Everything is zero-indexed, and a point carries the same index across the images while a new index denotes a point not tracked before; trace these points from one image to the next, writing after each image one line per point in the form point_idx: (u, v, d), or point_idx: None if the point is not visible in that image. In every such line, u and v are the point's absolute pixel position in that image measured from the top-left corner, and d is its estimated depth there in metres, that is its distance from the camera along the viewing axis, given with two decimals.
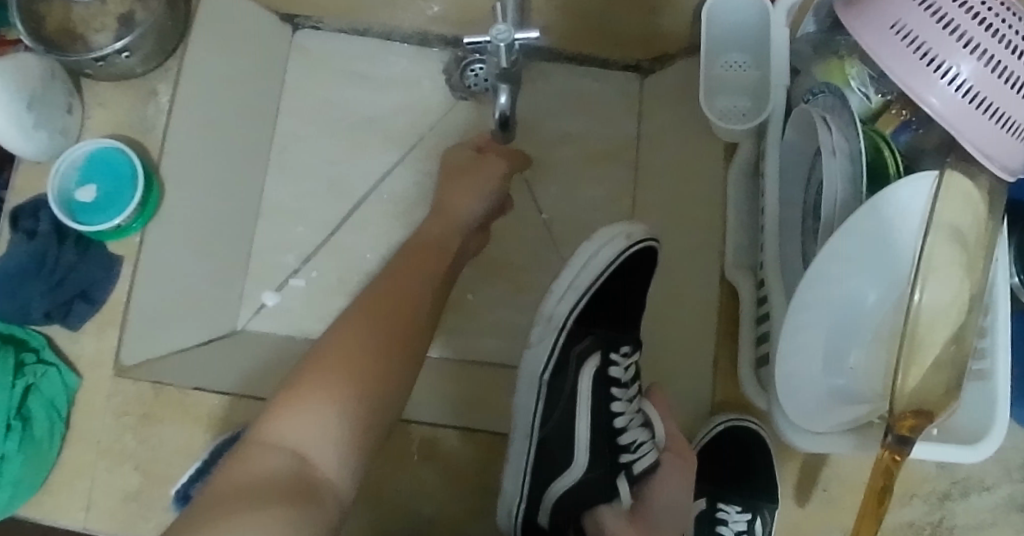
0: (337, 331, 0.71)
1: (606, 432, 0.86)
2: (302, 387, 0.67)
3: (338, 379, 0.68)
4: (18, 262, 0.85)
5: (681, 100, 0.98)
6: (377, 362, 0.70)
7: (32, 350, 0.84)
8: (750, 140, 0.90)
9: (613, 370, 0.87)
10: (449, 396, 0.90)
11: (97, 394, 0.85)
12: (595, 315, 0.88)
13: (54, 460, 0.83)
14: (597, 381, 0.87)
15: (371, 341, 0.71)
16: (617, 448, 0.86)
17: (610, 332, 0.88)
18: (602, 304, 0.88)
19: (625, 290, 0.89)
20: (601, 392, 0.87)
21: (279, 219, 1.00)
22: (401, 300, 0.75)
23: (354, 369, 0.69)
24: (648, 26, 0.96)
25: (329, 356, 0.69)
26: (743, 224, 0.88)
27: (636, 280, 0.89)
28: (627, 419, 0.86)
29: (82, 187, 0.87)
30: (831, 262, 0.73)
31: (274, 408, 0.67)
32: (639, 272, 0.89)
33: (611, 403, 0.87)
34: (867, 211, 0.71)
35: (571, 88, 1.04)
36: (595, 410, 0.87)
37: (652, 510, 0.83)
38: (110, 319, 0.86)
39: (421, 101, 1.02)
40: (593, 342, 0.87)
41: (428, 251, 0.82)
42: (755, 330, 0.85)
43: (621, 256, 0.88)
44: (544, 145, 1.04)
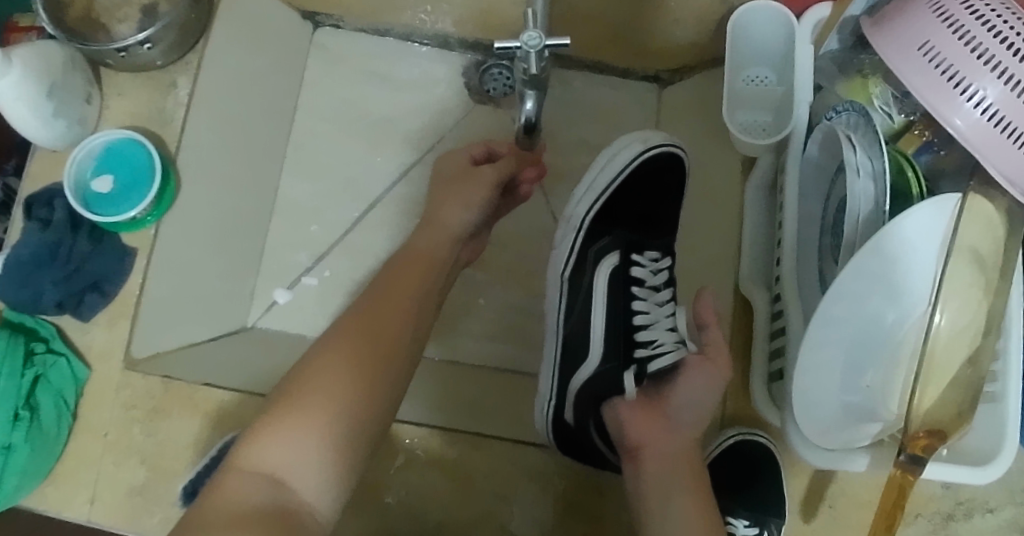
0: (309, 362, 0.70)
1: (625, 330, 0.87)
2: (279, 417, 0.67)
3: (312, 406, 0.67)
4: (32, 249, 0.85)
5: (700, 113, 0.98)
6: (353, 395, 0.68)
7: (42, 339, 0.84)
8: (769, 155, 0.89)
9: (637, 269, 0.90)
10: (458, 401, 0.90)
11: (106, 387, 0.85)
12: (614, 215, 0.92)
13: (60, 451, 0.83)
14: (619, 278, 0.89)
15: (347, 372, 0.69)
16: (633, 344, 0.87)
17: (633, 233, 0.91)
18: (624, 205, 0.92)
19: (645, 192, 0.92)
20: (622, 289, 0.89)
21: (291, 217, 0.99)
22: (377, 333, 0.72)
23: (333, 401, 0.68)
24: (670, 40, 0.96)
25: (305, 385, 0.68)
26: (760, 240, 0.89)
27: (658, 183, 0.92)
28: (649, 317, 0.88)
29: (100, 178, 0.86)
30: (851, 279, 0.73)
31: (253, 430, 0.67)
32: (663, 174, 0.92)
33: (633, 300, 0.89)
34: (888, 231, 0.72)
35: (590, 96, 1.03)
36: (615, 307, 0.88)
37: (671, 407, 0.83)
38: (120, 312, 0.86)
39: (440, 103, 1.01)
40: (613, 240, 0.90)
41: (419, 276, 0.77)
42: (768, 345, 0.86)
43: (642, 156, 0.91)
44: (561, 151, 1.03)
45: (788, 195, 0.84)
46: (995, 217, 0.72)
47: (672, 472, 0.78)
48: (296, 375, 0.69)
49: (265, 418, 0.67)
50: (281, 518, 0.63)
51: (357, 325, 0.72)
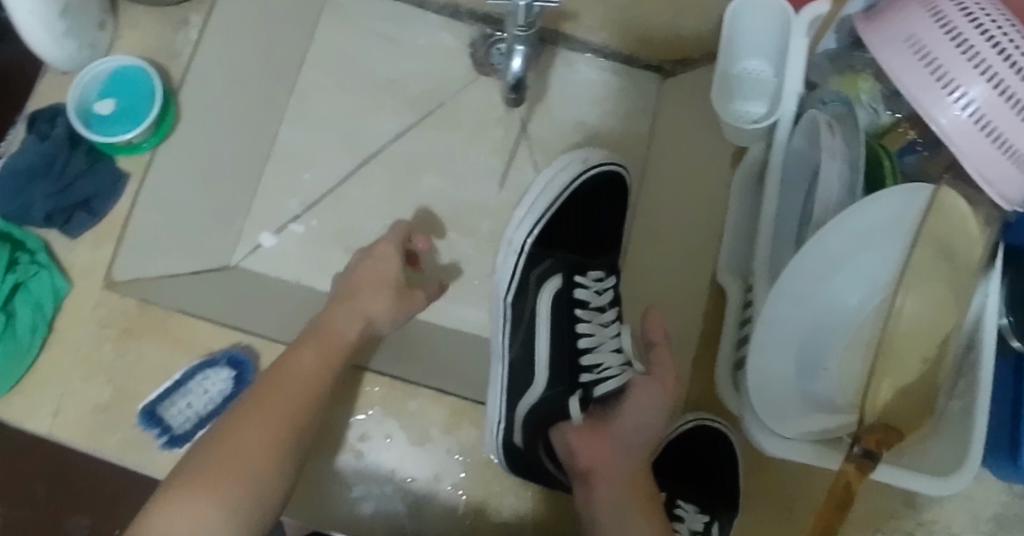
0: (243, 404, 0.73)
1: (568, 351, 0.85)
2: (207, 472, 0.69)
3: (216, 490, 0.69)
4: (29, 161, 0.87)
5: (694, 104, 0.99)
6: (270, 447, 0.72)
7: (27, 251, 0.86)
8: (760, 145, 0.90)
9: (580, 291, 0.87)
10: (424, 360, 0.92)
11: (84, 303, 0.86)
12: (556, 238, 0.88)
13: (31, 362, 0.84)
14: (562, 301, 0.86)
15: (277, 418, 0.73)
16: (578, 368, 0.85)
17: (575, 256, 0.88)
18: (567, 225, 0.89)
19: (591, 212, 0.90)
20: (565, 313, 0.86)
21: (285, 164, 0.99)
22: (303, 372, 0.76)
23: (252, 457, 0.71)
24: (674, 30, 0.97)
25: (229, 434, 0.71)
26: (740, 230, 0.89)
27: (606, 199, 0.91)
28: (593, 339, 0.86)
29: (103, 100, 0.89)
30: (817, 253, 0.75)
31: (156, 500, 0.68)
32: (608, 191, 0.91)
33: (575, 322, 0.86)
34: (832, 228, 0.74)
35: (593, 80, 1.03)
36: (558, 330, 0.86)
37: (621, 429, 0.81)
38: (106, 233, 0.88)
39: (443, 71, 1.02)
40: (557, 263, 0.87)
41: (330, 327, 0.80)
42: (737, 333, 0.85)
43: (585, 177, 0.90)
44: (556, 131, 1.02)
45: (769, 182, 0.84)
46: (969, 217, 0.73)
47: (622, 504, 0.77)
48: (223, 427, 0.72)
49: (184, 476, 0.69)
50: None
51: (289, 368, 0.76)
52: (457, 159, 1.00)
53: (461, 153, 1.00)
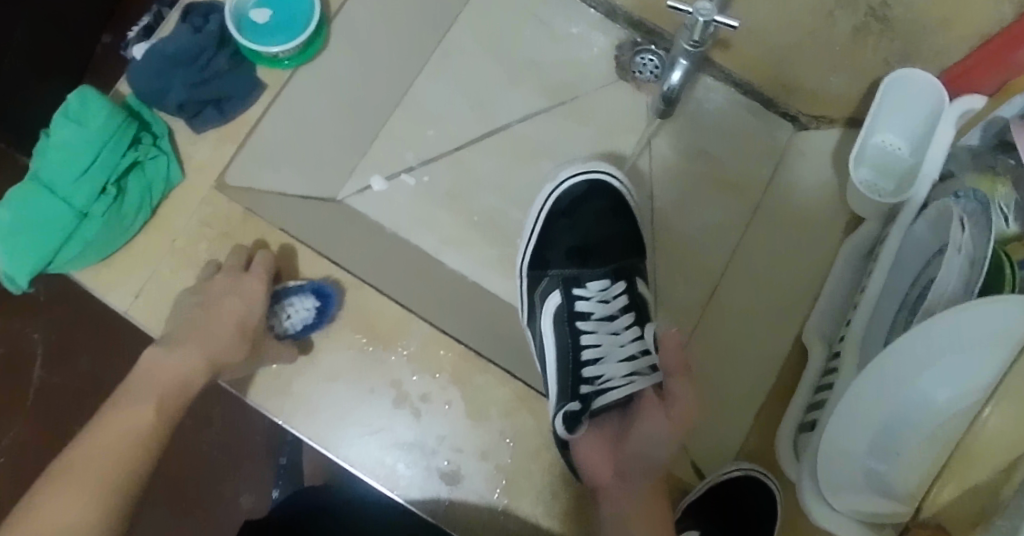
0: (89, 430, 0.74)
1: (572, 361, 0.90)
2: (46, 504, 0.70)
3: (81, 485, 0.71)
4: (177, 46, 0.87)
5: (820, 163, 0.99)
6: (112, 476, 0.72)
7: (151, 134, 0.87)
8: (877, 222, 0.91)
9: (580, 302, 0.94)
10: (496, 338, 0.92)
11: (190, 197, 0.87)
12: (549, 258, 0.96)
13: (127, 239, 0.86)
14: (561, 314, 0.93)
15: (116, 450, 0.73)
16: (580, 380, 0.89)
17: (574, 271, 0.95)
18: (556, 245, 0.96)
19: (590, 230, 0.97)
20: (567, 325, 0.92)
21: (411, 116, 1.03)
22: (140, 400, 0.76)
23: (95, 499, 0.71)
24: (822, 85, 0.97)
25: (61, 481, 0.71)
26: (837, 300, 0.90)
27: (589, 210, 0.97)
28: (597, 350, 0.91)
29: (258, 10, 0.89)
30: (916, 340, 0.74)
31: (32, 497, 0.71)
32: (592, 203, 0.97)
33: (581, 336, 0.92)
34: (933, 322, 0.73)
35: (725, 112, 1.05)
36: (562, 341, 0.91)
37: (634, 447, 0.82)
38: (229, 136, 0.88)
39: (584, 66, 1.04)
40: (550, 279, 0.94)
41: (196, 342, 0.79)
42: (810, 398, 0.85)
43: (556, 192, 0.98)
44: (676, 154, 1.05)
45: (879, 263, 0.86)
46: None
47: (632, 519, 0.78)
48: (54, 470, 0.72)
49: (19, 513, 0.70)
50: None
51: (138, 389, 0.77)
52: (576, 153, 1.03)
53: (582, 152, 1.03)
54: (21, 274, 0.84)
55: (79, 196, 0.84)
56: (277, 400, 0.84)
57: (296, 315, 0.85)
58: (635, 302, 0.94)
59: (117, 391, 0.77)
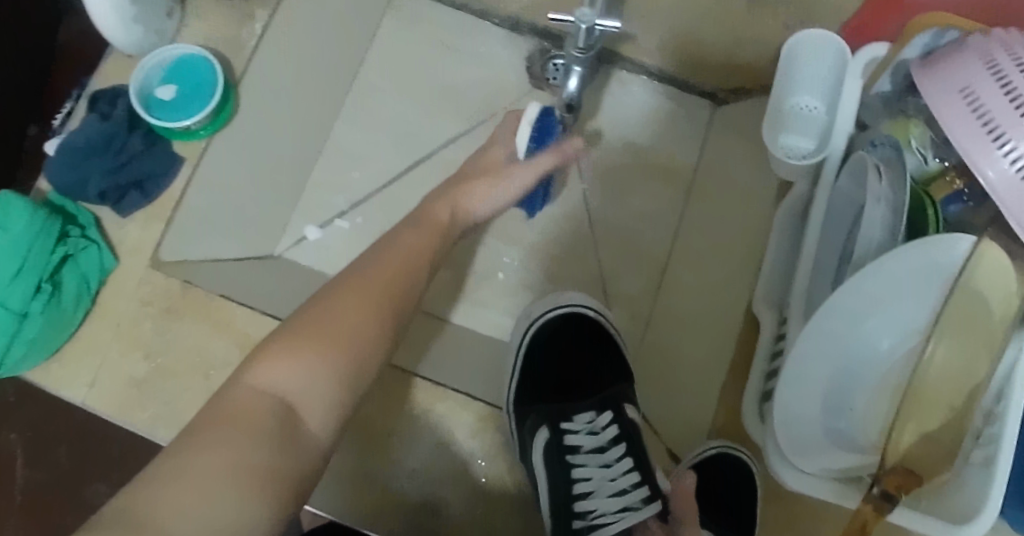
0: (319, 302, 0.66)
1: (565, 495, 0.86)
2: (289, 341, 0.63)
3: (240, 430, 0.58)
4: (87, 138, 0.89)
5: (743, 135, 1.00)
6: (304, 429, 0.61)
7: (79, 225, 0.88)
8: (806, 180, 0.91)
9: (569, 437, 0.91)
10: (456, 363, 0.92)
11: (127, 280, 0.88)
12: (530, 391, 0.93)
13: (72, 332, 0.86)
14: (553, 449, 0.88)
15: (363, 325, 0.65)
16: (572, 514, 0.85)
17: (556, 407, 0.92)
18: (539, 382, 0.94)
19: (568, 356, 0.95)
20: (558, 459, 0.88)
21: (337, 160, 1.03)
22: (379, 282, 0.69)
23: (343, 346, 0.64)
24: (730, 59, 0.98)
25: (312, 322, 0.64)
26: (779, 265, 0.90)
27: (564, 342, 0.95)
28: (588, 485, 0.88)
29: (164, 87, 0.91)
30: (851, 296, 0.75)
31: (204, 414, 0.60)
32: (566, 335, 0.95)
33: (574, 468, 0.89)
34: (865, 274, 0.74)
35: (647, 103, 1.05)
36: (556, 477, 0.86)
37: None
38: (158, 213, 0.89)
39: (499, 82, 1.04)
40: (537, 417, 0.90)
41: (393, 257, 0.71)
42: (767, 366, 0.86)
43: (533, 327, 0.95)
44: (607, 150, 1.05)
45: (812, 221, 0.85)
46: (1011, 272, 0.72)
47: None
48: (300, 319, 0.65)
49: (269, 343, 0.63)
50: (272, 471, 0.57)
51: (371, 274, 0.69)
52: None
53: None
54: None
55: (12, 299, 0.82)
56: None
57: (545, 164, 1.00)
58: (626, 430, 0.89)
59: (295, 321, 0.65)
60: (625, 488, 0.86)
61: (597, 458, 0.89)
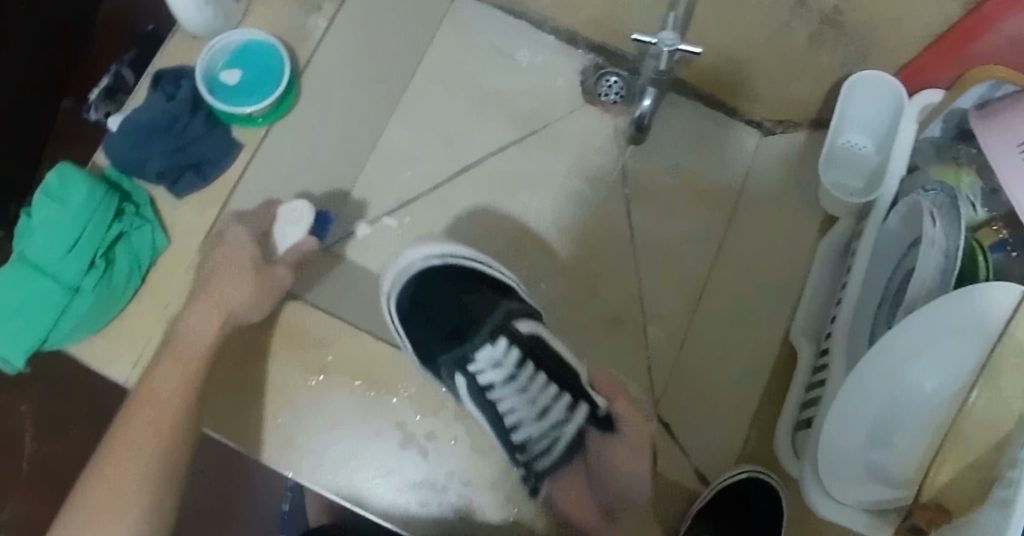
0: (120, 427, 0.81)
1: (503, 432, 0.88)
2: (112, 478, 0.78)
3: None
4: (151, 116, 0.89)
5: (790, 166, 1.02)
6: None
7: (134, 203, 0.89)
8: (850, 218, 0.94)
9: (482, 377, 0.90)
10: None
11: (179, 262, 0.89)
12: (427, 343, 0.91)
13: (121, 310, 0.87)
14: (472, 393, 0.89)
15: (150, 426, 0.80)
16: (514, 448, 0.88)
17: (458, 351, 0.90)
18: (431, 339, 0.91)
19: (449, 293, 0.94)
20: (483, 402, 0.89)
21: (389, 159, 1.06)
22: (164, 396, 0.81)
23: (137, 453, 0.80)
24: (782, 92, 1.00)
25: (118, 444, 0.80)
26: (818, 298, 0.93)
27: (440, 292, 0.94)
28: (515, 416, 0.90)
29: (230, 70, 0.91)
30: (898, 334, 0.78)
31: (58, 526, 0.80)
32: (441, 288, 0.94)
33: (497, 404, 0.90)
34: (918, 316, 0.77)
35: (693, 126, 1.08)
36: (489, 418, 0.88)
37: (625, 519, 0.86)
38: (213, 198, 0.90)
39: (549, 93, 1.06)
40: (446, 366, 0.89)
41: (194, 349, 0.84)
42: (803, 396, 0.88)
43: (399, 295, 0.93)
44: (653, 169, 1.07)
45: (859, 257, 0.89)
46: None
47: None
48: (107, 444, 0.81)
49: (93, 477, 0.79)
50: None
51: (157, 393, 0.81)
52: (553, 182, 1.05)
53: (561, 178, 1.05)
54: (16, 355, 0.84)
55: (68, 272, 0.84)
56: (292, 454, 0.85)
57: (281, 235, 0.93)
58: (527, 347, 0.91)
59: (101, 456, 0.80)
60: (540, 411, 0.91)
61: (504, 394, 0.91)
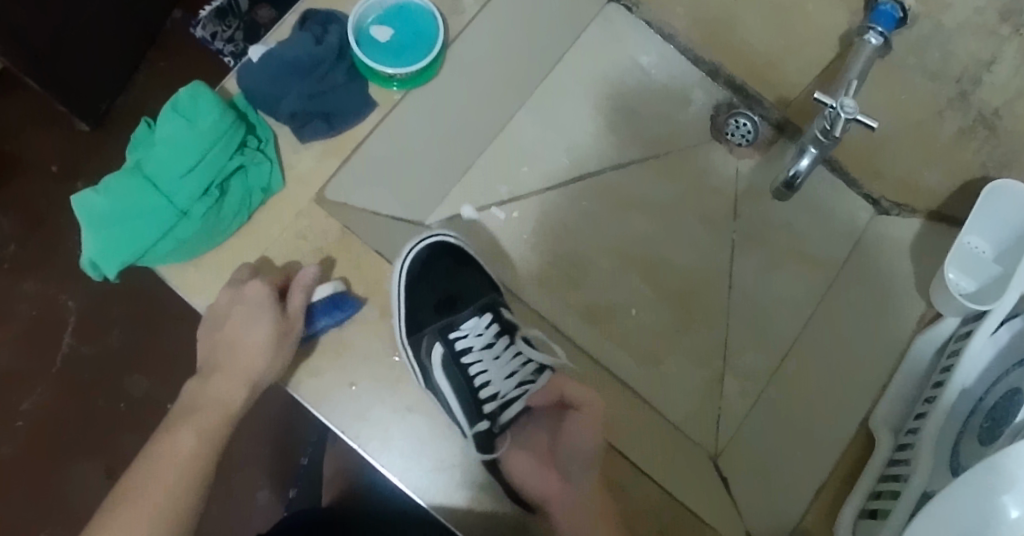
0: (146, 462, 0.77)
1: (474, 399, 0.89)
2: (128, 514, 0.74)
3: None
4: (296, 54, 0.86)
5: (901, 250, 1.01)
6: None
7: (257, 137, 0.86)
8: (957, 319, 0.92)
9: (460, 339, 0.93)
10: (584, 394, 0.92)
11: (289, 207, 0.87)
12: (420, 299, 0.92)
13: (220, 242, 0.85)
14: (449, 361, 0.91)
15: (220, 411, 0.80)
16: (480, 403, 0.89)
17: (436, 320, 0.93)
18: (425, 305, 0.92)
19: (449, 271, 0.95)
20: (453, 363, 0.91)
21: (507, 150, 1.06)
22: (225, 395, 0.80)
23: (190, 453, 0.77)
24: (912, 177, 0.99)
25: (156, 464, 0.76)
26: (906, 391, 0.92)
27: (441, 269, 0.94)
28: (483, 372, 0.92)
29: (381, 27, 0.88)
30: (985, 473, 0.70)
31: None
32: (440, 258, 0.95)
33: (469, 367, 0.92)
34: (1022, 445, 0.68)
35: (812, 186, 1.07)
36: (451, 374, 0.90)
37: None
38: (335, 150, 0.88)
39: (680, 122, 1.07)
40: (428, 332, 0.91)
41: (172, 467, 0.76)
42: (872, 486, 0.87)
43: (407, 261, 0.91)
44: (761, 221, 1.06)
45: (962, 363, 0.87)
46: None
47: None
48: (157, 439, 0.78)
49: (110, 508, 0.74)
50: None
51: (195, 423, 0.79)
52: (665, 211, 1.06)
53: (671, 206, 1.06)
54: (111, 266, 0.84)
55: (181, 193, 0.82)
56: (356, 425, 0.83)
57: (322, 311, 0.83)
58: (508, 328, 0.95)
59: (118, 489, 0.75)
60: (523, 380, 0.92)
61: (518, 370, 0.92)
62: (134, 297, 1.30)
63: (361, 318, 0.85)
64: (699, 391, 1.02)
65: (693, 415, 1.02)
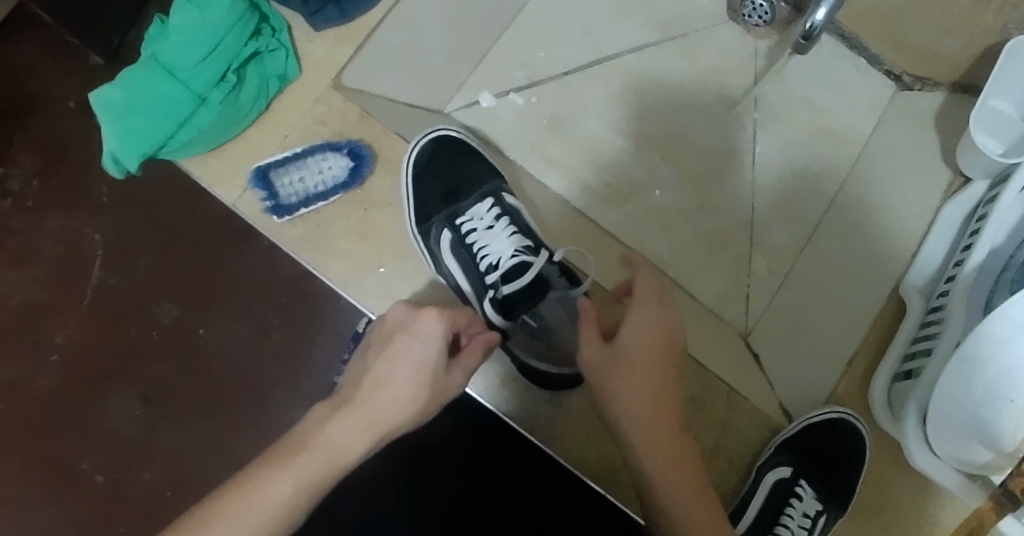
0: None
1: (475, 276, 0.88)
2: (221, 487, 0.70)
3: None
4: None
5: (919, 123, 1.00)
6: None
7: (271, 26, 0.88)
8: (986, 183, 0.92)
9: (466, 224, 0.89)
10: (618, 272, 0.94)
11: (306, 93, 0.88)
12: (427, 191, 0.89)
13: (238, 130, 0.86)
14: (457, 247, 0.88)
15: None
16: (485, 285, 0.87)
17: (443, 208, 0.90)
18: (431, 194, 0.89)
19: (451, 160, 0.92)
20: (462, 249, 0.88)
21: (520, 39, 1.05)
22: None
23: None
24: (931, 49, 0.95)
25: None
26: (935, 259, 0.92)
27: (447, 160, 0.91)
28: (487, 252, 0.88)
29: None
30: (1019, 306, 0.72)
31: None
32: (445, 152, 0.92)
33: (477, 250, 0.89)
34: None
35: (834, 63, 1.05)
36: (458, 260, 0.88)
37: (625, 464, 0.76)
38: (350, 37, 0.89)
39: (695, 4, 1.06)
40: (435, 220, 0.88)
41: None
42: (907, 349, 0.88)
43: (410, 158, 0.88)
44: (786, 101, 1.05)
45: (992, 222, 0.85)
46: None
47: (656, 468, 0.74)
48: None
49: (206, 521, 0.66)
50: None
51: None
52: (685, 94, 1.05)
53: (692, 87, 1.05)
54: (131, 156, 0.84)
55: (197, 80, 0.83)
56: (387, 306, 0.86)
57: (330, 169, 0.87)
58: (509, 210, 0.90)
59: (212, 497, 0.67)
60: (519, 250, 0.88)
61: (514, 243, 0.88)
62: (146, 209, 1.10)
63: (388, 201, 0.87)
64: (728, 270, 1.02)
65: (721, 295, 1.01)
